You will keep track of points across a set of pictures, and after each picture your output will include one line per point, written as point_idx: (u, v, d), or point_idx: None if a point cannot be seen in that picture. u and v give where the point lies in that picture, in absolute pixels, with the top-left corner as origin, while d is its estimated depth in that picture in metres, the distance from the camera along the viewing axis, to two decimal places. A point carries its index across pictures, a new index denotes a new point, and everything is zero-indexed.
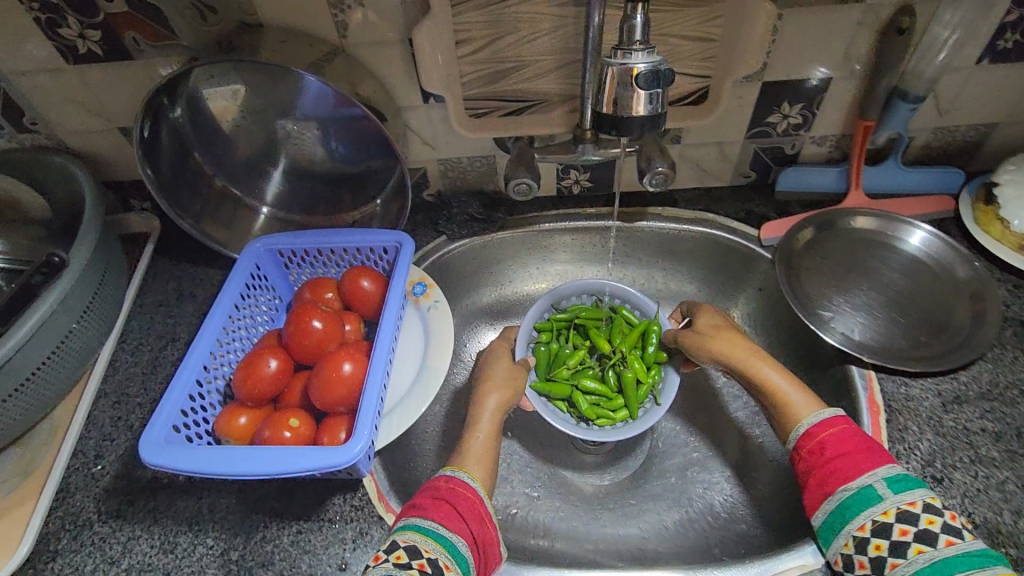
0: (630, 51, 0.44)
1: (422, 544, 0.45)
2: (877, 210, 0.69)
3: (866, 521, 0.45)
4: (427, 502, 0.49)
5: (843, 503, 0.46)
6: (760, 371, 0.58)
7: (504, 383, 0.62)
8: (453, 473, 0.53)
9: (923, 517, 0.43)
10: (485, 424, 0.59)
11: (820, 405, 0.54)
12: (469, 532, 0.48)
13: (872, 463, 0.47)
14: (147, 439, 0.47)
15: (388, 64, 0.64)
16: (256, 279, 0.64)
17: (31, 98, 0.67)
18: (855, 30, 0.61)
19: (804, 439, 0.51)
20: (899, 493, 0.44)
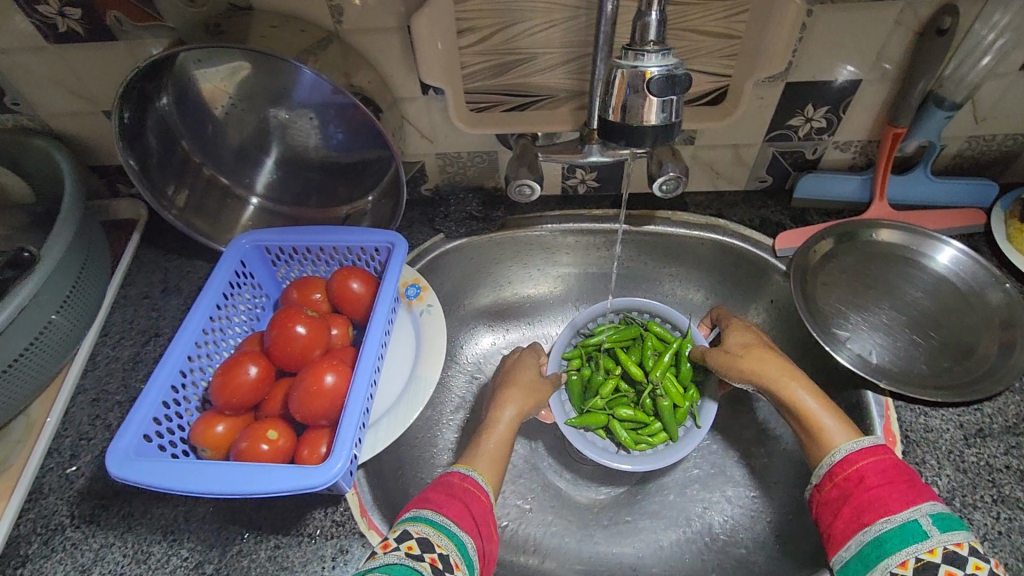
0: (643, 52, 0.40)
1: (435, 539, 0.43)
2: (903, 223, 0.65)
3: (909, 557, 0.40)
4: (440, 496, 0.48)
5: (883, 536, 0.42)
6: (792, 394, 0.54)
7: (527, 391, 0.61)
8: (467, 471, 0.51)
9: (971, 561, 0.39)
10: (499, 430, 0.57)
11: (855, 432, 0.50)
12: (480, 534, 0.46)
13: (917, 497, 0.43)
14: (114, 451, 0.45)
15: (386, 53, 0.60)
16: (241, 277, 0.61)
17: (10, 78, 0.63)
18: (891, 29, 0.56)
19: (840, 465, 0.48)
20: (946, 532, 0.40)
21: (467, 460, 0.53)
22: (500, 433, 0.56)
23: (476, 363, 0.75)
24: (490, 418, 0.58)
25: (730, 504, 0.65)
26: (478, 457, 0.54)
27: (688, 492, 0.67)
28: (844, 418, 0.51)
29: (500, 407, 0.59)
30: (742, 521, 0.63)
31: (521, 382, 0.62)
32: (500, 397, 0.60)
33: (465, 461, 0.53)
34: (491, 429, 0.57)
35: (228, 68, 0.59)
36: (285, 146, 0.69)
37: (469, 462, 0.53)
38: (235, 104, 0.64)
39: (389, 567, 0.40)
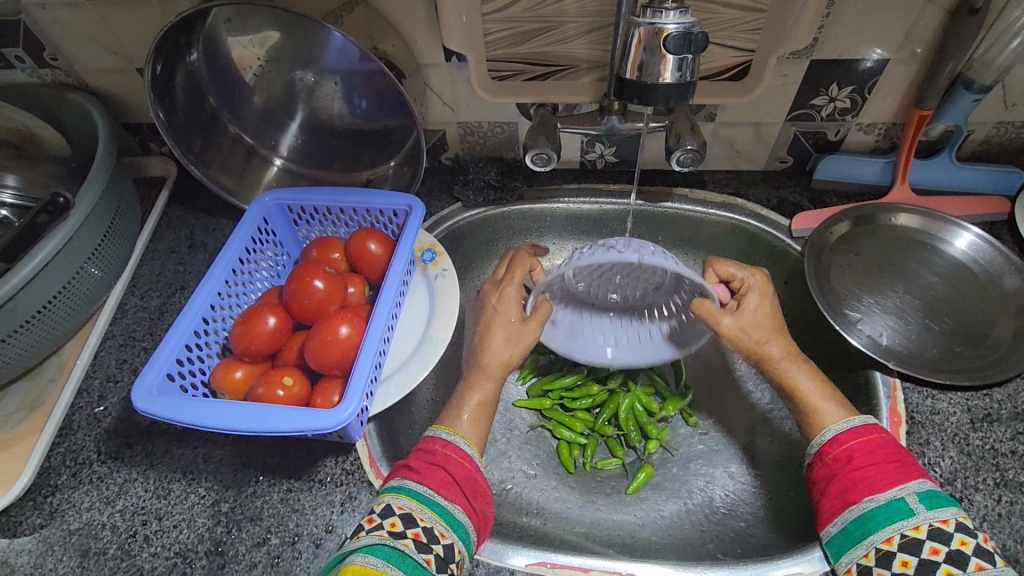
0: (661, 10, 0.41)
1: (417, 513, 0.45)
2: (923, 208, 0.65)
3: (894, 535, 0.42)
4: (422, 466, 0.48)
5: (869, 514, 0.43)
6: (787, 371, 0.53)
7: (511, 339, 0.56)
8: (449, 436, 0.51)
9: (956, 538, 0.41)
10: (482, 384, 0.55)
11: (846, 411, 0.50)
12: (466, 500, 0.47)
13: (905, 477, 0.44)
14: (139, 387, 0.47)
15: (411, 19, 0.61)
16: (264, 233, 0.63)
17: (50, 33, 0.66)
18: (921, 7, 0.55)
19: (828, 446, 0.48)
20: (933, 510, 0.42)
21: (447, 419, 0.53)
22: (485, 386, 0.55)
23: None
24: (475, 369, 0.56)
25: (733, 480, 0.66)
26: (458, 416, 0.53)
27: (692, 465, 0.68)
28: (836, 396, 0.51)
29: (485, 360, 0.56)
30: (744, 496, 0.64)
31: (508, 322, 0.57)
32: (483, 342, 0.57)
33: (445, 420, 0.53)
34: (477, 383, 0.55)
35: (257, 29, 0.61)
36: (309, 110, 0.71)
37: (451, 423, 0.53)
38: (263, 65, 0.65)
39: (371, 548, 0.42)
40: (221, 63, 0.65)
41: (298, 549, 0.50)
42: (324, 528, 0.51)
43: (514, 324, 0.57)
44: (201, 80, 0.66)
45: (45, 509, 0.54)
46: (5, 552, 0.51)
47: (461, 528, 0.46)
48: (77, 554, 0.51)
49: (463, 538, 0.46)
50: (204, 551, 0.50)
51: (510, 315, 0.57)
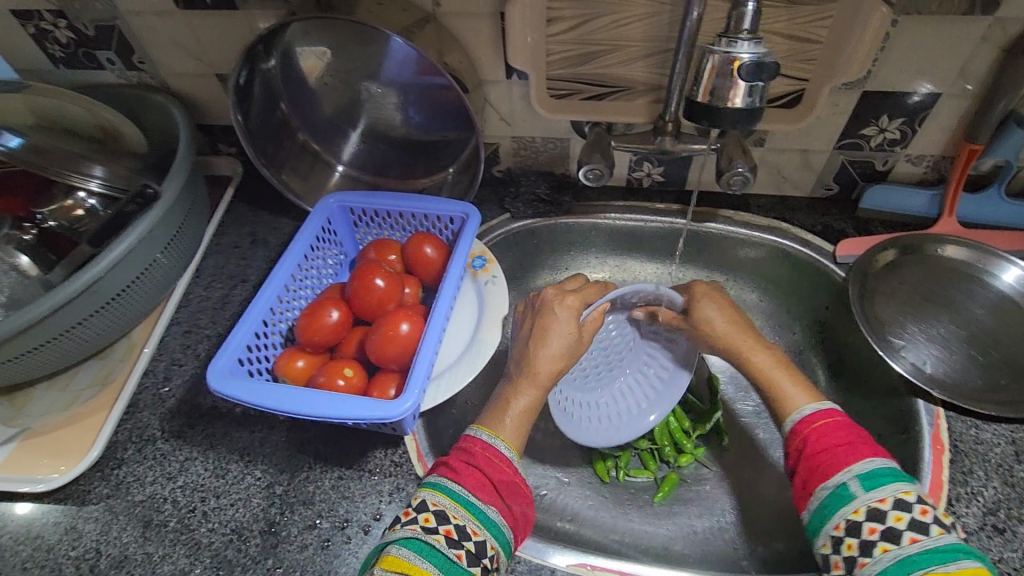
0: (736, 39, 0.43)
1: (451, 511, 0.45)
2: (971, 240, 0.65)
3: (840, 521, 0.43)
4: (459, 466, 0.49)
5: (823, 502, 0.44)
6: (751, 362, 0.58)
7: (565, 352, 0.60)
8: (489, 439, 0.51)
9: (890, 515, 0.41)
10: (529, 388, 0.57)
11: (815, 396, 0.53)
12: (500, 500, 0.47)
13: (851, 459, 0.45)
14: (213, 368, 0.50)
15: (477, 37, 0.64)
16: (326, 232, 0.66)
17: (142, 39, 0.71)
18: (976, 45, 0.56)
19: (792, 436, 0.50)
20: (869, 490, 0.43)
21: (489, 423, 0.54)
22: (532, 393, 0.57)
23: None
24: (524, 371, 0.59)
25: (766, 501, 0.66)
26: (501, 419, 0.54)
27: (726, 483, 0.68)
28: (803, 380, 0.54)
29: (535, 363, 0.59)
30: (777, 516, 0.64)
31: (558, 330, 0.60)
32: (536, 347, 0.60)
33: (487, 422, 0.54)
34: (525, 387, 0.57)
35: (332, 41, 0.65)
36: (371, 119, 0.74)
37: (494, 426, 0.54)
38: (333, 76, 0.69)
39: (405, 541, 0.42)
40: (295, 71, 0.69)
41: (347, 534, 0.52)
42: (373, 516, 0.53)
43: (570, 338, 0.60)
44: (275, 87, 0.70)
45: (111, 480, 0.57)
46: (73, 518, 0.55)
47: (495, 526, 0.46)
48: (140, 525, 0.54)
49: (496, 536, 0.46)
50: (258, 530, 0.53)
51: (568, 329, 0.60)
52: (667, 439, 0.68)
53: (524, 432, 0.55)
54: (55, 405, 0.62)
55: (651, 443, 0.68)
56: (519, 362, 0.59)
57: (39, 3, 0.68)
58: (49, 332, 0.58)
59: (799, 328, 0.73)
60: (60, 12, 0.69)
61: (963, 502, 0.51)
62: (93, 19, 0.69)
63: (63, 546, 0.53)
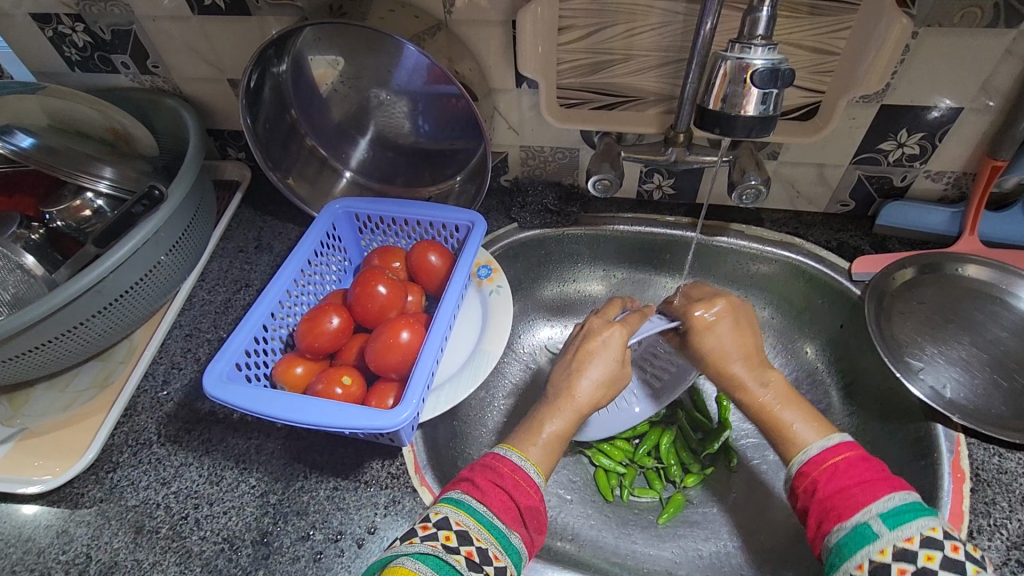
0: (750, 46, 0.42)
1: (474, 532, 0.43)
2: (993, 260, 0.63)
3: (863, 560, 0.41)
4: (485, 484, 0.47)
5: (839, 543, 0.42)
6: (750, 398, 0.55)
7: (604, 385, 0.56)
8: (519, 460, 0.49)
9: (893, 568, 0.39)
10: (565, 412, 0.54)
11: (824, 430, 0.51)
12: (523, 524, 0.45)
13: (868, 498, 0.43)
14: (210, 373, 0.50)
15: (487, 45, 0.63)
16: (331, 238, 0.66)
17: (157, 43, 0.71)
18: (1001, 58, 0.55)
19: (799, 477, 0.48)
20: (895, 528, 0.40)
21: (520, 443, 0.52)
22: (567, 416, 0.54)
23: (532, 352, 0.76)
24: (562, 395, 0.55)
25: (775, 528, 0.63)
26: (532, 438, 0.52)
27: (735, 506, 0.66)
28: (809, 415, 0.52)
29: (575, 388, 0.55)
30: (786, 544, 0.62)
31: (603, 365, 0.57)
32: (574, 371, 0.56)
33: (518, 443, 0.52)
34: (561, 410, 0.54)
35: (343, 48, 0.65)
36: (380, 126, 0.74)
37: (524, 447, 0.52)
38: (345, 83, 0.69)
39: (422, 556, 0.40)
40: (305, 77, 0.69)
41: (340, 547, 0.51)
42: (367, 529, 0.52)
43: (613, 364, 0.57)
44: (285, 93, 0.70)
45: (105, 483, 0.56)
46: (65, 521, 0.54)
47: (517, 552, 0.44)
48: (131, 531, 0.53)
49: (517, 561, 0.44)
50: (250, 540, 0.52)
51: (611, 356, 0.57)
52: (675, 459, 0.66)
53: (553, 456, 0.53)
54: (53, 406, 0.62)
55: (657, 461, 0.67)
56: (555, 392, 0.56)
57: (58, 7, 0.69)
58: (53, 330, 0.58)
59: (812, 345, 0.71)
60: (78, 16, 0.70)
61: (985, 534, 0.48)
62: (109, 23, 0.70)
63: (53, 550, 0.52)
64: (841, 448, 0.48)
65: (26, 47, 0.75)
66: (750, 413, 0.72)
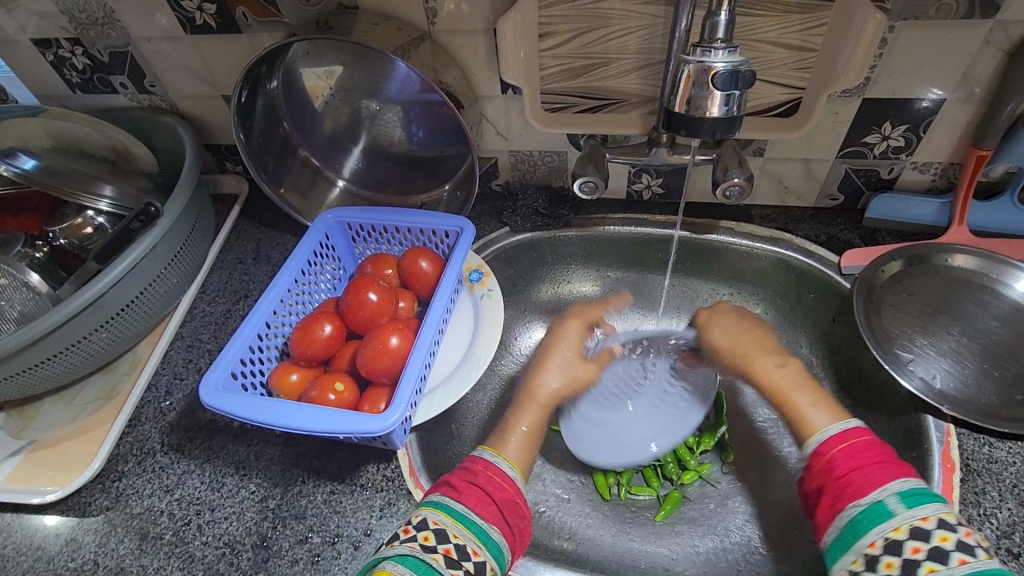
0: (711, 49, 0.43)
1: (451, 529, 0.44)
2: (982, 250, 0.63)
3: (877, 538, 0.42)
4: (460, 484, 0.48)
5: (854, 520, 0.43)
6: (770, 376, 0.59)
7: (567, 369, 0.66)
8: (489, 457, 0.52)
9: (907, 545, 0.40)
10: (530, 410, 0.61)
11: (834, 415, 0.52)
12: (502, 519, 0.46)
13: (887, 477, 0.44)
14: (207, 382, 0.51)
15: (471, 54, 0.65)
16: (324, 247, 0.68)
17: (153, 63, 0.73)
18: (979, 48, 0.55)
19: (817, 456, 0.49)
20: (911, 508, 0.41)
21: (494, 443, 0.57)
22: (532, 412, 0.61)
23: (528, 354, 0.77)
24: (526, 394, 0.63)
25: (772, 522, 0.63)
26: (504, 439, 0.57)
27: (732, 502, 0.66)
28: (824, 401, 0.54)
29: (538, 385, 0.64)
30: (782, 538, 0.62)
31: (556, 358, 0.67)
32: (539, 371, 0.66)
33: (494, 443, 0.56)
34: (525, 408, 0.61)
35: (331, 62, 0.67)
36: (372, 136, 0.76)
37: (498, 446, 0.56)
38: (335, 95, 0.71)
39: (402, 557, 0.41)
40: (296, 91, 0.71)
41: (337, 549, 0.52)
42: (363, 531, 0.53)
43: (568, 348, 0.68)
44: (278, 107, 0.72)
45: (112, 492, 0.58)
46: (74, 530, 0.56)
47: (498, 546, 0.45)
48: (137, 537, 0.55)
49: (498, 557, 0.45)
50: (251, 544, 0.53)
51: (567, 340, 0.69)
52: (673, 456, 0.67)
53: (528, 456, 0.57)
54: (61, 418, 0.64)
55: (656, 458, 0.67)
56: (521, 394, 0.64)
57: (57, 32, 0.71)
58: (58, 344, 0.60)
59: (804, 339, 0.71)
60: (77, 39, 0.72)
61: (975, 523, 0.49)
62: (107, 45, 0.72)
63: (62, 558, 0.54)
64: (860, 432, 0.49)
65: (28, 71, 0.77)
66: (747, 408, 0.72)
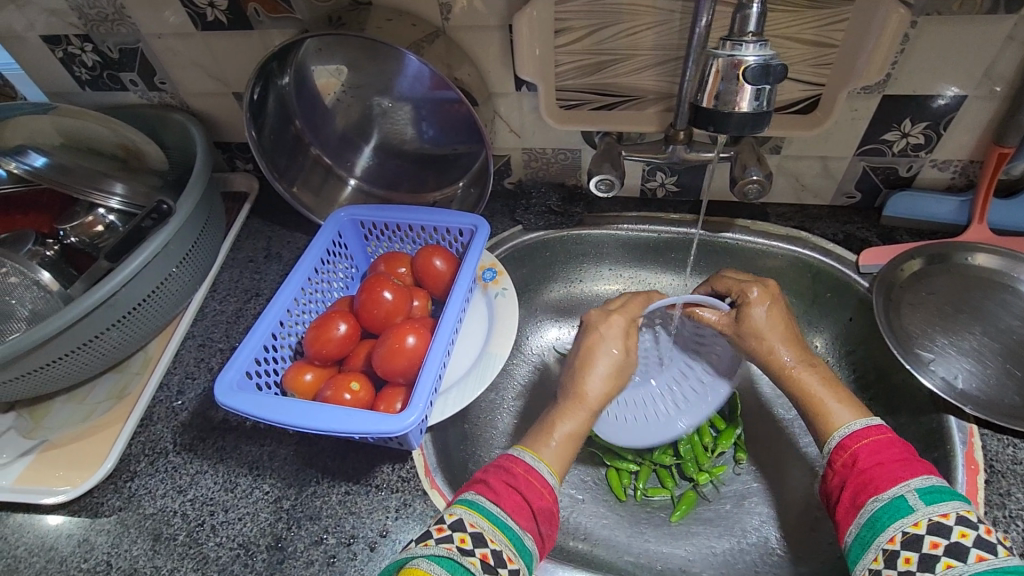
0: (741, 42, 0.42)
1: (488, 534, 0.43)
2: (1003, 248, 0.62)
3: (896, 533, 0.41)
4: (499, 486, 0.47)
5: (874, 516, 0.43)
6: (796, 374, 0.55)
7: (613, 371, 0.57)
8: (533, 461, 0.49)
9: (926, 541, 0.39)
10: (575, 412, 0.55)
11: (859, 413, 0.51)
12: (538, 527, 0.46)
13: (908, 473, 0.43)
14: (222, 381, 0.51)
15: (485, 50, 0.64)
16: (337, 246, 0.67)
17: (164, 61, 0.73)
18: (1003, 44, 0.54)
19: (837, 451, 0.48)
20: (931, 504, 0.41)
21: (533, 444, 0.52)
22: (579, 418, 0.54)
23: (540, 353, 0.77)
24: (572, 395, 0.56)
25: (790, 523, 0.63)
26: (544, 440, 0.52)
27: (749, 503, 0.65)
28: (850, 399, 0.52)
29: (584, 387, 0.56)
30: (800, 539, 0.61)
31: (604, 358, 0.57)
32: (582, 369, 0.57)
33: (531, 444, 0.52)
34: (570, 412, 0.54)
35: (344, 59, 0.66)
36: (383, 133, 0.75)
37: (536, 448, 0.52)
38: (347, 93, 0.70)
39: (437, 557, 0.41)
40: (308, 88, 0.70)
41: (353, 550, 0.51)
42: (379, 532, 0.53)
43: (618, 353, 0.58)
44: (289, 104, 0.72)
45: (124, 492, 0.57)
46: (86, 530, 0.55)
47: (530, 553, 0.44)
48: (150, 538, 0.54)
49: (529, 563, 0.44)
50: (265, 545, 0.53)
51: (613, 345, 0.58)
52: (691, 458, 0.66)
53: (565, 458, 0.52)
54: (72, 418, 0.64)
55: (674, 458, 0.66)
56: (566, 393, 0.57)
57: (67, 29, 0.71)
58: (69, 343, 0.59)
59: (821, 339, 0.70)
60: (86, 36, 0.71)
61: (1001, 525, 0.48)
62: (117, 42, 0.71)
63: (74, 559, 0.54)
64: (882, 430, 0.48)
65: (37, 68, 0.77)
66: (762, 408, 0.72)
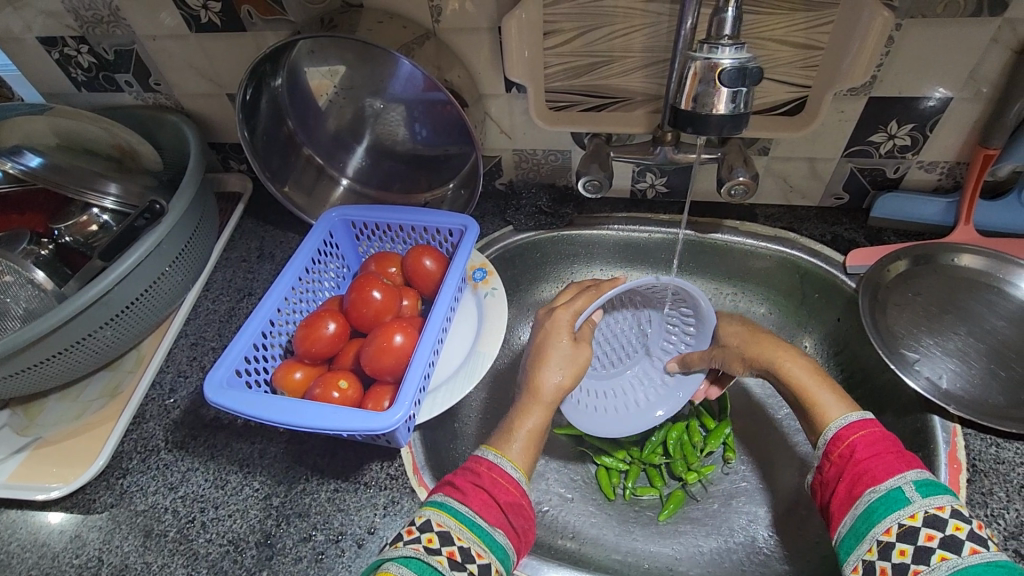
0: (718, 45, 0.43)
1: (455, 532, 0.44)
2: (989, 249, 0.62)
3: (892, 525, 0.41)
4: (465, 485, 0.48)
5: (870, 507, 0.43)
6: (786, 371, 0.55)
7: (567, 364, 0.57)
8: (497, 459, 0.50)
9: (921, 533, 0.40)
10: (535, 408, 0.55)
11: (852, 407, 0.50)
12: (507, 522, 0.46)
13: (904, 465, 0.43)
14: (211, 379, 0.51)
15: (476, 52, 0.65)
16: (328, 245, 0.68)
17: (158, 62, 0.74)
18: (987, 47, 0.55)
19: (832, 443, 0.48)
20: (927, 496, 0.41)
21: (498, 442, 0.52)
22: (537, 412, 0.55)
23: None
24: (529, 392, 0.56)
25: (777, 522, 0.63)
26: (508, 437, 0.53)
27: (737, 502, 0.65)
28: (838, 392, 0.52)
29: (540, 382, 0.56)
30: (787, 538, 0.61)
31: (555, 355, 0.58)
32: (536, 365, 0.58)
33: (496, 443, 0.52)
34: (530, 407, 0.55)
35: (336, 61, 0.67)
36: (376, 134, 0.76)
37: (501, 445, 0.52)
38: (339, 94, 0.71)
39: (406, 560, 0.42)
40: (301, 89, 0.71)
41: (341, 547, 0.52)
42: (367, 529, 0.53)
43: (567, 348, 0.58)
44: (282, 105, 0.72)
45: (116, 489, 0.58)
46: (78, 526, 0.56)
47: (502, 548, 0.45)
48: (141, 534, 0.55)
49: (502, 558, 0.45)
50: (254, 541, 0.53)
51: (563, 339, 0.59)
52: (681, 457, 0.66)
53: (532, 453, 0.53)
54: (65, 416, 0.64)
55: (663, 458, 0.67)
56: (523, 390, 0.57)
57: (63, 30, 0.72)
58: (62, 342, 0.60)
59: (809, 339, 0.71)
60: (82, 38, 0.72)
61: (982, 524, 0.48)
62: (112, 44, 0.72)
63: (67, 555, 0.54)
64: (874, 422, 0.48)
65: (34, 70, 0.77)
66: (750, 409, 0.72)
